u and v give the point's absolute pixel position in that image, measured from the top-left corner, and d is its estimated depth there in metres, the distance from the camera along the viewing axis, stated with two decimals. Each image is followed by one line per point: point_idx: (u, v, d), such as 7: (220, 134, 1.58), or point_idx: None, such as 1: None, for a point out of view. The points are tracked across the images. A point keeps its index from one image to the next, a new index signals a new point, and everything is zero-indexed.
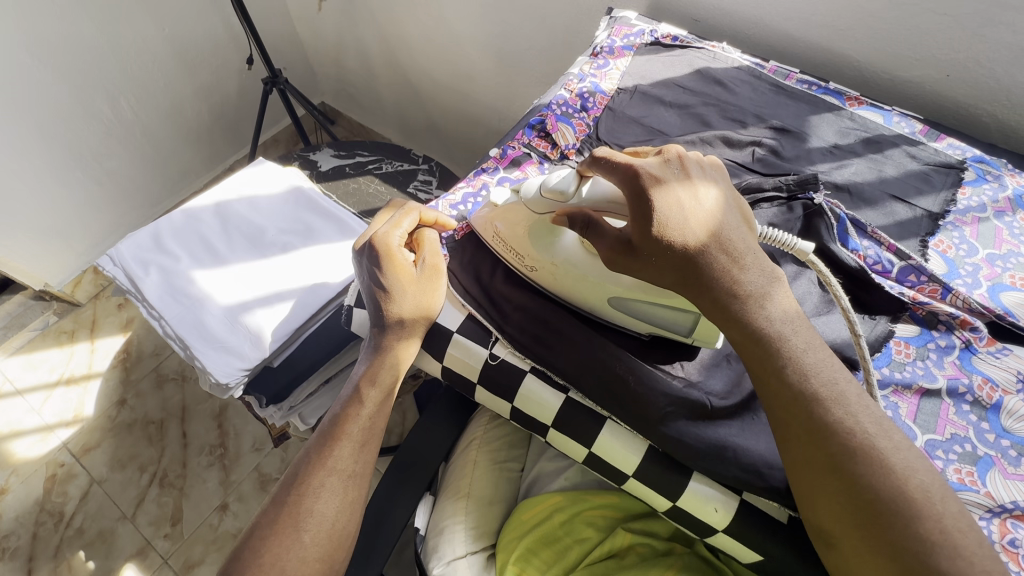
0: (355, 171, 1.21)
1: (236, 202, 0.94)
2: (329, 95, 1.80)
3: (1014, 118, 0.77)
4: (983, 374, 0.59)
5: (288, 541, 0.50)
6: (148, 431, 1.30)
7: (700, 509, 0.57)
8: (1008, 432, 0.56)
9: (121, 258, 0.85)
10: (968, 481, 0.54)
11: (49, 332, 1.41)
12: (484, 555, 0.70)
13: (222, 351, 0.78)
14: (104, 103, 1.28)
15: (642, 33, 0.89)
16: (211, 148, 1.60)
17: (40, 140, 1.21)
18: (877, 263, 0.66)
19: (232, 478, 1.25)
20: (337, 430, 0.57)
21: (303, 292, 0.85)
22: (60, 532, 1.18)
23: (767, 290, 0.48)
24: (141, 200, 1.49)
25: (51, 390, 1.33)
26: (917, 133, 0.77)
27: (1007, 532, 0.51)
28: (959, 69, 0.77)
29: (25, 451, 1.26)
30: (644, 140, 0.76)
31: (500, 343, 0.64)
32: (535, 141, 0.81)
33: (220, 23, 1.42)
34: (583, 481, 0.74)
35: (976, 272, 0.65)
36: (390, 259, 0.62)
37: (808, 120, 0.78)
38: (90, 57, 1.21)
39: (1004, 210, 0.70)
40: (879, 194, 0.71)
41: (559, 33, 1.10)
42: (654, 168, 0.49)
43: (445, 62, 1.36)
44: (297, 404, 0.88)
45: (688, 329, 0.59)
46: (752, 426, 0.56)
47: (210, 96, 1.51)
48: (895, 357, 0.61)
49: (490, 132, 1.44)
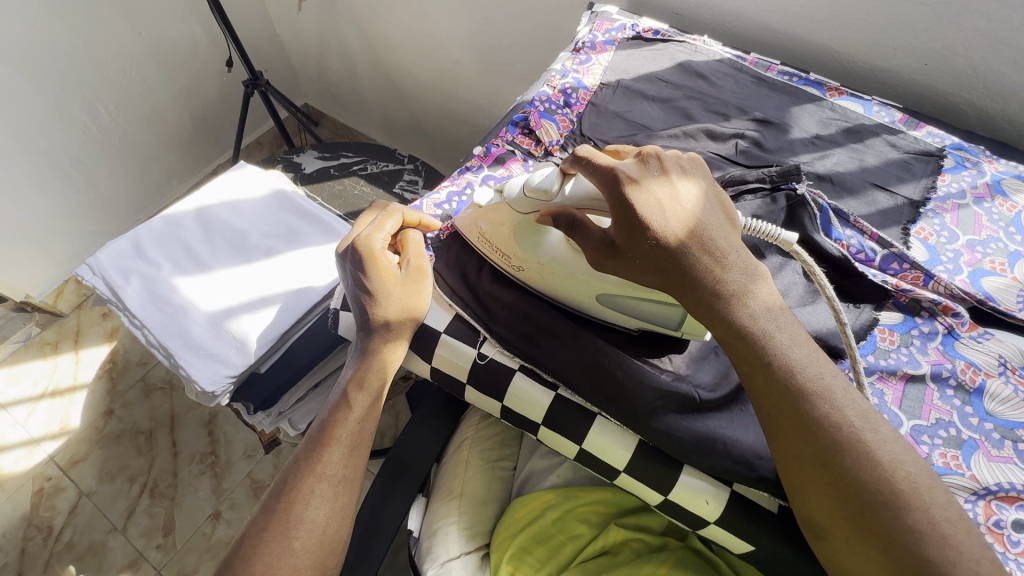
0: (340, 173, 1.20)
1: (218, 206, 0.93)
2: (312, 96, 1.79)
3: (991, 105, 0.78)
4: (965, 358, 0.60)
5: (278, 549, 0.50)
6: (137, 442, 1.28)
7: (690, 501, 0.57)
8: (991, 415, 0.57)
9: (100, 267, 0.84)
10: (954, 465, 0.54)
11: (32, 344, 1.39)
12: (478, 555, 0.69)
13: (207, 359, 0.78)
14: (81, 111, 1.26)
15: (623, 28, 0.90)
16: (192, 152, 1.58)
17: (17, 150, 1.19)
18: (860, 252, 0.66)
19: (224, 486, 1.24)
20: (325, 436, 0.56)
21: (288, 296, 0.84)
22: (49, 547, 1.16)
23: (749, 288, 0.48)
24: (122, 208, 1.47)
25: (36, 403, 1.31)
26: (897, 122, 0.78)
27: (992, 513, 0.52)
28: (936, 58, 0.78)
29: (10, 465, 1.24)
30: (627, 135, 0.76)
31: (488, 343, 0.64)
32: (519, 138, 0.81)
33: (198, 24, 1.39)
34: (576, 477, 0.74)
35: (957, 258, 0.66)
36: (373, 263, 0.62)
37: (789, 111, 0.79)
38: (66, 63, 1.19)
39: (983, 196, 0.70)
40: (862, 183, 0.71)
41: (540, 29, 1.10)
42: (632, 169, 0.49)
43: (428, 59, 1.35)
44: (287, 410, 0.87)
45: (676, 323, 0.60)
46: (740, 419, 0.57)
47: (189, 100, 1.49)
48: (880, 344, 0.62)
49: (476, 130, 1.43)
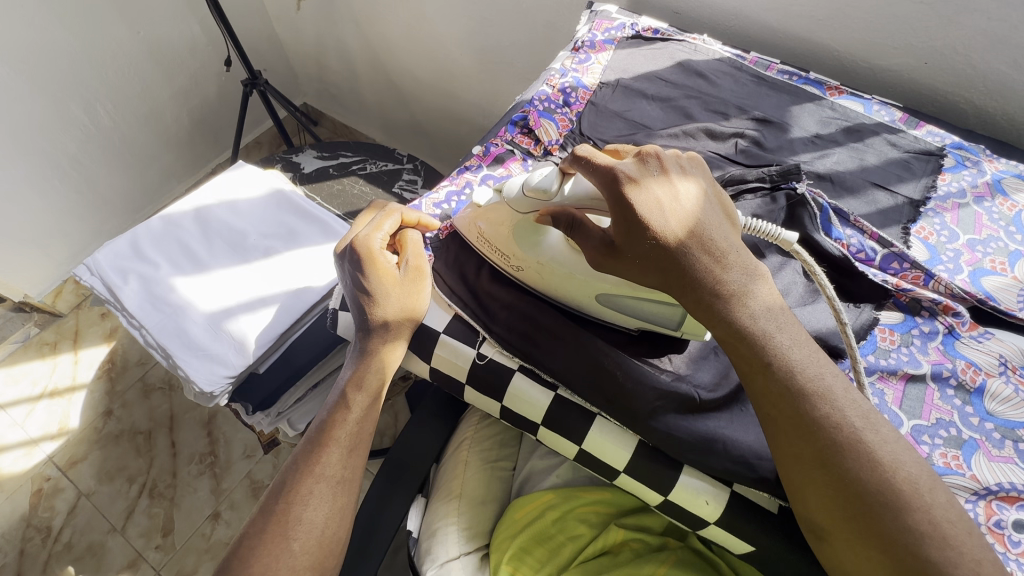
0: (339, 172, 1.20)
1: (217, 206, 0.92)
2: (311, 96, 1.78)
3: (991, 104, 0.78)
4: (966, 358, 0.60)
5: (277, 550, 0.50)
6: (136, 442, 1.28)
7: (690, 501, 0.57)
8: (991, 415, 0.57)
9: (98, 267, 0.83)
10: (954, 465, 0.54)
11: (30, 344, 1.39)
12: (478, 555, 0.69)
13: (206, 359, 0.78)
14: (80, 111, 1.26)
15: (623, 27, 0.89)
16: (191, 152, 1.58)
17: (16, 150, 1.19)
18: (860, 251, 0.66)
19: (223, 486, 1.24)
20: (324, 436, 0.56)
21: (287, 296, 0.84)
22: (49, 548, 1.16)
23: (749, 287, 0.47)
24: (121, 208, 1.47)
25: (34, 403, 1.31)
26: (897, 121, 0.77)
27: (993, 513, 0.52)
28: (936, 57, 0.78)
29: (9, 466, 1.24)
30: (627, 134, 0.76)
31: (488, 343, 0.64)
32: (518, 137, 0.80)
33: (197, 24, 1.39)
34: (576, 478, 0.74)
35: (958, 258, 0.66)
36: (372, 263, 0.61)
37: (790, 110, 0.78)
38: (65, 62, 1.19)
39: (983, 195, 0.70)
40: (862, 182, 0.71)
41: (540, 28, 1.10)
42: (632, 169, 0.49)
43: (427, 59, 1.35)
44: (286, 410, 0.87)
45: (676, 323, 0.60)
46: (740, 419, 0.57)
47: (188, 100, 1.48)
48: (880, 344, 0.62)
49: (475, 130, 1.43)
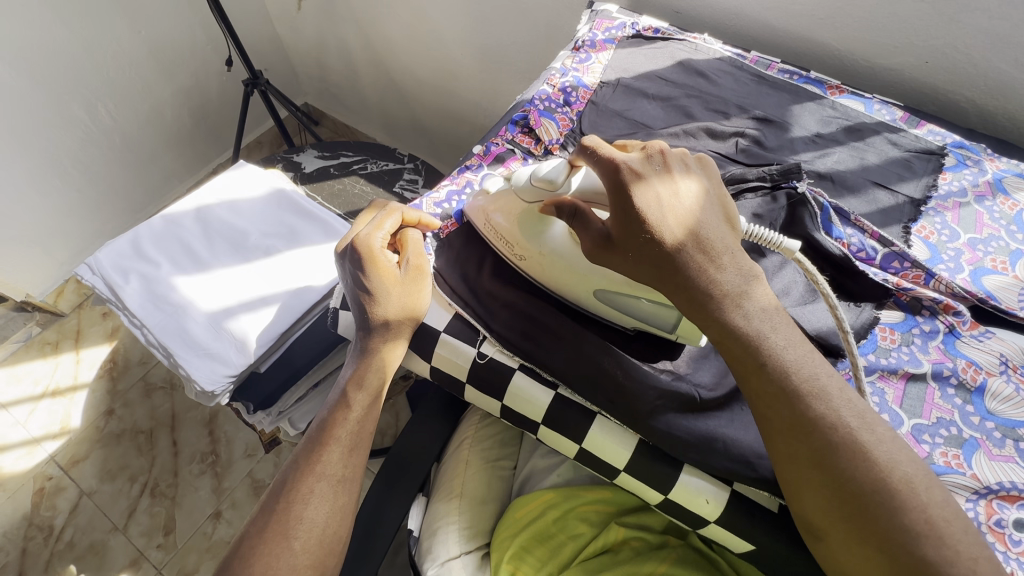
0: (340, 172, 1.20)
1: (218, 206, 0.93)
2: (312, 95, 1.78)
3: (991, 103, 0.78)
4: (967, 357, 0.60)
5: (277, 549, 0.50)
6: (137, 441, 1.28)
7: (690, 500, 0.57)
8: (992, 414, 0.57)
9: (99, 267, 0.84)
10: (955, 464, 0.54)
11: (32, 344, 1.39)
12: (478, 555, 0.69)
13: (207, 358, 0.78)
14: (81, 110, 1.26)
15: (623, 27, 0.89)
16: (193, 151, 1.58)
17: (18, 150, 1.19)
18: (860, 250, 0.66)
19: (224, 485, 1.24)
20: (325, 435, 0.56)
21: (288, 296, 0.84)
22: (51, 546, 1.16)
23: (745, 288, 0.48)
24: (124, 207, 1.47)
25: (37, 403, 1.31)
26: (897, 120, 0.77)
27: (993, 513, 0.52)
28: (937, 56, 0.78)
29: (11, 465, 1.24)
30: (627, 133, 0.76)
31: (488, 341, 0.64)
32: (518, 136, 0.80)
33: (198, 23, 1.39)
34: (576, 477, 0.74)
35: (958, 257, 0.66)
36: (373, 262, 0.61)
37: (790, 109, 0.78)
38: (65, 62, 1.19)
39: (984, 194, 0.70)
40: (863, 181, 0.71)
41: (540, 27, 1.10)
42: (636, 164, 0.49)
43: (428, 58, 1.35)
44: (286, 410, 0.87)
45: (671, 326, 0.59)
46: (740, 418, 0.57)
47: (190, 99, 1.49)
48: (881, 343, 0.62)
49: (475, 129, 1.43)
